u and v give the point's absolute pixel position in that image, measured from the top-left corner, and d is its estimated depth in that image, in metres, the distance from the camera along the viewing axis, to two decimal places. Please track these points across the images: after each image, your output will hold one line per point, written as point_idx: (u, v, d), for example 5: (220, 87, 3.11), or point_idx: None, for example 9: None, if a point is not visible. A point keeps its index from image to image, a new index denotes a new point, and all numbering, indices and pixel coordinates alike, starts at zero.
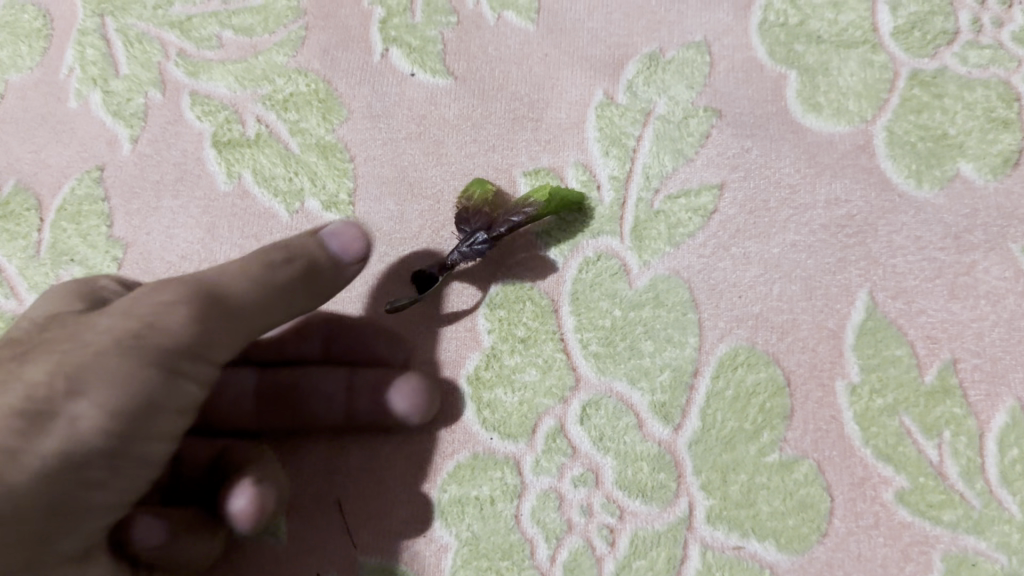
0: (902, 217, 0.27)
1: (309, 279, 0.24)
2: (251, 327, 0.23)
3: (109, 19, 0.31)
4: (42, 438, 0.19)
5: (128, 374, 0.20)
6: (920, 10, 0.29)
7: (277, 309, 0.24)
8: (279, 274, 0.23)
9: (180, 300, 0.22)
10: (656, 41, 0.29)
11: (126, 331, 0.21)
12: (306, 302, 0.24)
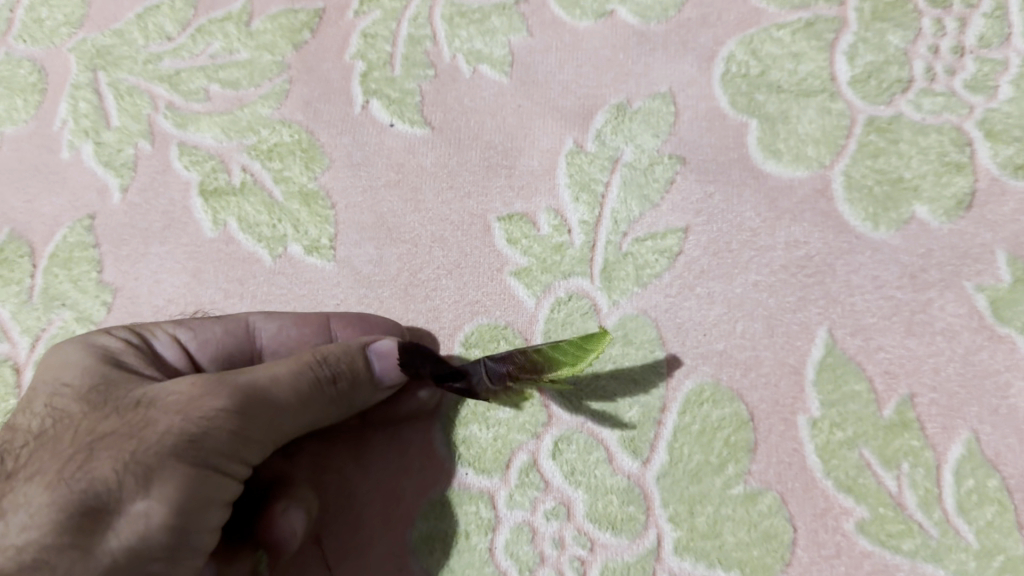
0: (859, 257, 0.29)
1: (347, 395, 0.26)
2: (289, 429, 0.26)
3: (101, 74, 0.32)
4: (111, 535, 0.23)
5: (184, 480, 0.24)
6: (876, 60, 0.31)
7: (314, 414, 0.26)
8: (316, 383, 0.26)
9: (225, 408, 0.24)
10: (624, 92, 0.31)
11: (178, 437, 0.24)
12: (345, 406, 0.27)
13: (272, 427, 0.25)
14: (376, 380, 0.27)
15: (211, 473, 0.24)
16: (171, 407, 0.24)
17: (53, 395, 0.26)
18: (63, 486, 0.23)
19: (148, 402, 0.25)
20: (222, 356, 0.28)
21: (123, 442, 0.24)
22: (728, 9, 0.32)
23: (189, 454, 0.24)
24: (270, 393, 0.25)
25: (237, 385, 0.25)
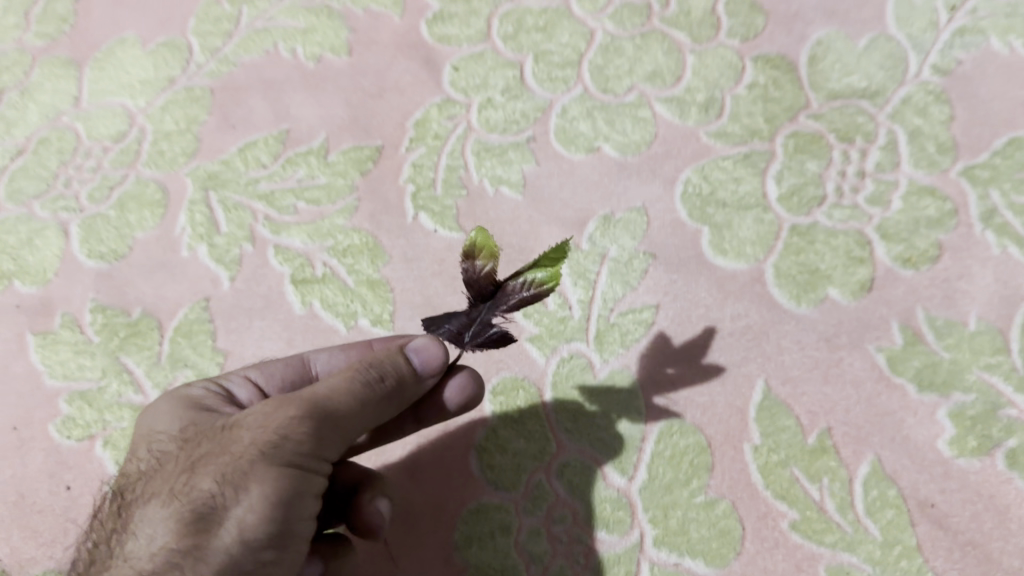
0: (786, 326, 0.39)
1: (395, 391, 0.31)
2: (354, 430, 0.30)
3: (212, 193, 0.42)
4: (218, 532, 0.27)
5: (272, 476, 0.28)
6: (798, 181, 0.41)
7: (371, 412, 0.31)
8: (370, 388, 0.31)
9: (296, 415, 0.29)
10: (609, 207, 0.41)
11: (262, 445, 0.28)
12: (396, 405, 0.32)
13: (341, 430, 0.30)
14: (419, 377, 0.32)
15: (294, 471, 0.29)
16: (253, 423, 0.29)
17: (153, 446, 0.32)
18: (175, 503, 0.28)
19: (231, 426, 0.30)
20: (288, 381, 0.35)
21: (217, 459, 0.29)
22: (686, 143, 0.42)
23: (272, 457, 0.28)
24: (331, 399, 0.30)
25: (305, 398, 0.29)
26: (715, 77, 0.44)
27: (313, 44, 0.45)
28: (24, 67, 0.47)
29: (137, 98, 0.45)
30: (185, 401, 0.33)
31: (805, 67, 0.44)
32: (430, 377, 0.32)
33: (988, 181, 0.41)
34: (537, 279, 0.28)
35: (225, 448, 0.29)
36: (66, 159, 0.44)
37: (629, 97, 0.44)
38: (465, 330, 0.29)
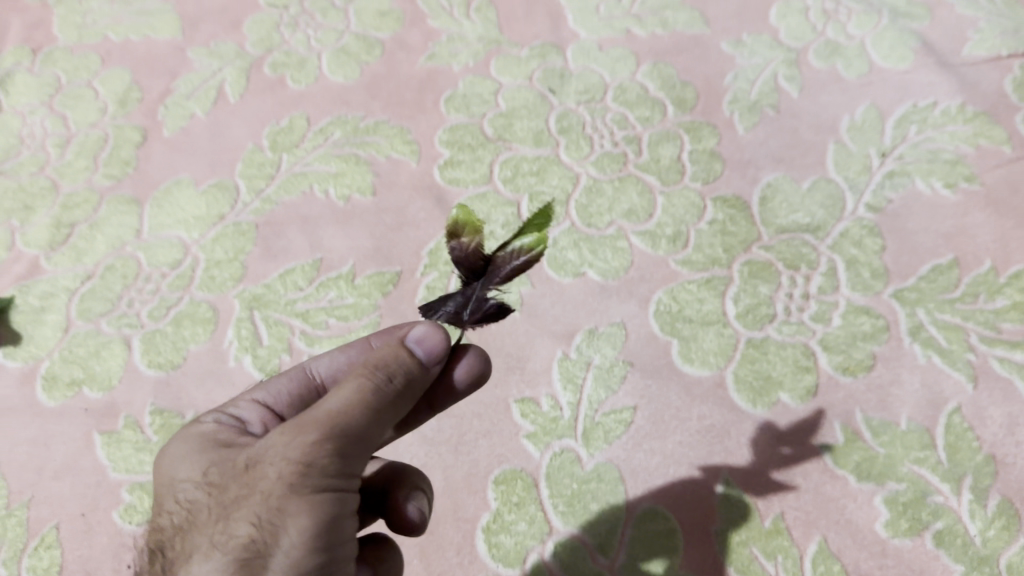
0: (744, 424, 0.47)
1: (406, 387, 0.32)
2: (377, 437, 0.31)
3: (256, 311, 0.50)
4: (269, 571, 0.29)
5: (308, 506, 0.29)
6: (751, 302, 0.50)
7: (389, 415, 0.32)
8: (383, 390, 0.31)
9: (317, 440, 0.29)
10: (593, 321, 0.51)
11: (289, 479, 0.29)
12: (410, 398, 0.33)
13: (363, 442, 0.31)
14: (426, 366, 0.33)
15: (327, 495, 0.30)
16: (275, 457, 0.30)
17: (177, 492, 0.32)
18: (217, 553, 0.29)
19: (252, 463, 0.30)
20: (295, 392, 0.38)
21: (249, 503, 0.30)
22: (657, 269, 0.52)
23: (303, 488, 0.29)
24: (347, 415, 0.30)
25: (320, 420, 0.30)
26: (681, 214, 0.54)
27: (343, 186, 0.54)
28: (92, 204, 0.55)
29: (190, 231, 0.53)
30: (199, 441, 0.34)
31: (756, 205, 0.54)
32: (436, 364, 0.33)
33: (916, 301, 0.49)
34: (527, 245, 0.32)
35: (251, 486, 0.30)
36: (130, 282, 0.51)
37: (609, 230, 0.54)
38: (464, 305, 0.32)
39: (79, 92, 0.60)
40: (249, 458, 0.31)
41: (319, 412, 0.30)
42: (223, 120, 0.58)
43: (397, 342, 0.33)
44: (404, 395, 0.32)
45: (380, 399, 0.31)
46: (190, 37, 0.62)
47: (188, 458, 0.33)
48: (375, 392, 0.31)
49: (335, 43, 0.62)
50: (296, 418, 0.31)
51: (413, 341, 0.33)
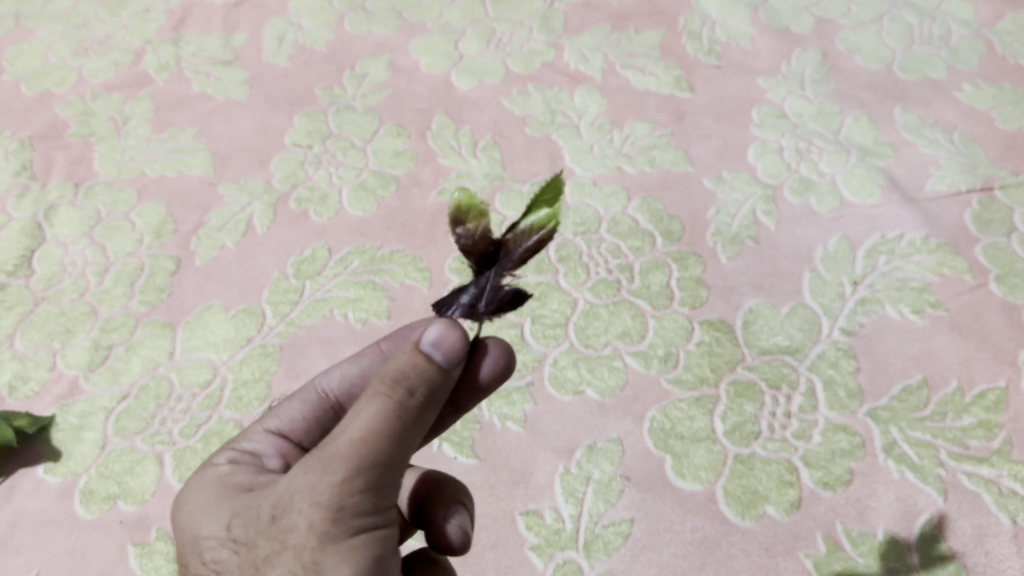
0: (734, 536, 0.50)
1: (427, 399, 0.35)
2: (405, 460, 0.35)
3: None
4: None
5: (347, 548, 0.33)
6: (738, 420, 0.55)
7: (413, 438, 0.35)
8: (401, 408, 0.34)
9: (344, 480, 0.33)
10: (591, 438, 0.55)
11: (322, 525, 0.32)
12: (431, 409, 0.36)
13: (392, 466, 0.34)
14: (444, 371, 0.36)
15: (360, 533, 0.33)
16: (306, 503, 0.33)
17: (212, 553, 0.36)
18: None
19: (281, 517, 0.33)
20: (311, 409, 0.44)
21: (285, 556, 0.33)
22: (650, 388, 0.57)
23: (336, 529, 0.32)
24: (371, 444, 0.33)
25: (342, 452, 0.33)
26: (671, 337, 0.59)
27: (361, 310, 0.59)
28: (129, 327, 0.60)
29: (220, 352, 0.58)
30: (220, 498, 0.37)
31: (740, 328, 0.59)
32: (453, 368, 0.37)
33: (889, 419, 0.54)
34: (538, 226, 0.39)
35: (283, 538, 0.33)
36: (163, 400, 0.56)
37: (605, 350, 0.58)
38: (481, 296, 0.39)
39: (117, 223, 0.66)
40: (276, 509, 0.34)
41: (343, 450, 0.33)
42: (252, 250, 0.63)
43: (414, 354, 0.36)
44: (426, 410, 0.35)
45: (405, 418, 0.34)
46: (221, 173, 0.69)
47: (216, 518, 0.37)
48: (400, 411, 0.34)
49: (355, 180, 0.68)
50: (321, 457, 0.34)
51: (429, 347, 0.36)
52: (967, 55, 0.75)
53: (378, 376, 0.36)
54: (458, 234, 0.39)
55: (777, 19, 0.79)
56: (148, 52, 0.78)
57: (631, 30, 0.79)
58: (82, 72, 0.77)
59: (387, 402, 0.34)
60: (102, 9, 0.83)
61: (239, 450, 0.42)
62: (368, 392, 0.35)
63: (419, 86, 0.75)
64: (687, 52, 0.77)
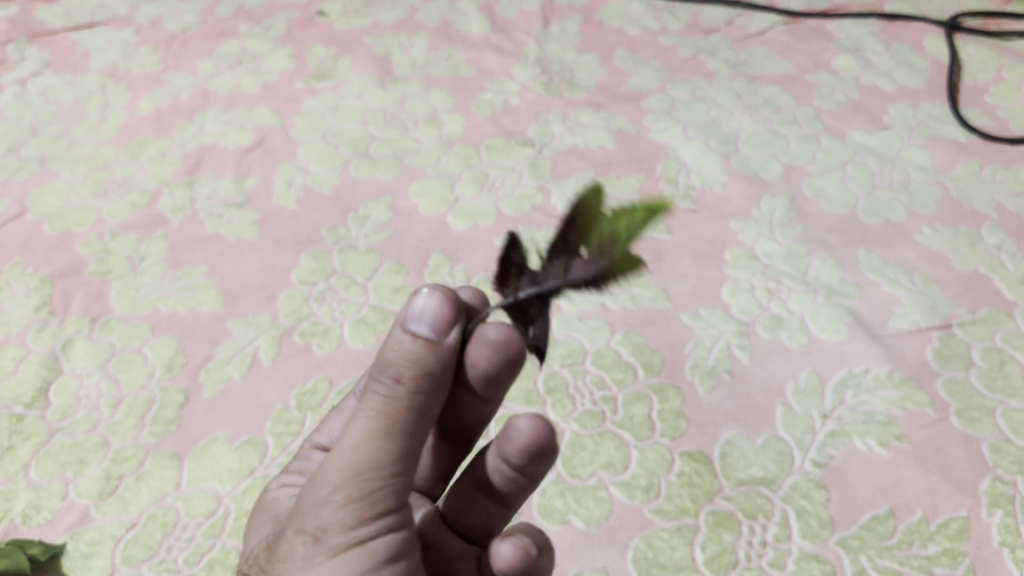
0: None
1: (414, 380, 0.40)
2: (402, 452, 0.40)
3: None
4: None
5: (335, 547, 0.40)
6: (717, 549, 0.58)
7: (405, 430, 0.40)
8: (387, 407, 0.40)
9: (332, 489, 0.40)
10: (578, 567, 0.58)
11: (313, 530, 0.40)
12: (429, 389, 0.40)
13: (385, 462, 0.40)
14: (433, 341, 0.40)
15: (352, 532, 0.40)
16: (307, 510, 0.41)
17: (255, 558, 0.46)
18: None
19: (293, 523, 0.42)
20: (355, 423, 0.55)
21: (289, 557, 0.41)
22: (633, 517, 0.60)
23: (324, 532, 0.40)
24: (357, 448, 0.40)
25: (337, 461, 0.40)
26: (653, 467, 0.62)
27: None
28: (139, 458, 0.63)
29: (224, 482, 0.61)
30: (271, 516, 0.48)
31: (718, 459, 0.63)
32: (447, 334, 0.41)
33: (857, 548, 0.58)
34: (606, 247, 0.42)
35: (291, 539, 0.41)
36: (170, 529, 0.59)
37: (590, 480, 0.62)
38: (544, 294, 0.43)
39: (130, 357, 0.70)
40: (292, 515, 0.42)
41: (334, 460, 0.40)
42: (257, 381, 0.67)
43: (402, 334, 0.40)
44: (422, 393, 0.40)
45: (394, 409, 0.40)
46: (230, 309, 0.73)
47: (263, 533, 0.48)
48: (389, 404, 0.40)
49: (356, 315, 0.72)
50: (325, 464, 0.41)
51: (417, 325, 0.40)
52: (926, 200, 0.81)
53: (379, 362, 0.41)
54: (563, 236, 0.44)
55: (748, 166, 0.86)
56: (164, 193, 0.84)
57: (614, 176, 0.85)
58: (102, 212, 0.82)
59: (379, 399, 0.40)
60: (121, 152, 0.89)
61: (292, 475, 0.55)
62: (370, 387, 0.41)
63: (417, 226, 0.81)
64: (665, 197, 0.83)
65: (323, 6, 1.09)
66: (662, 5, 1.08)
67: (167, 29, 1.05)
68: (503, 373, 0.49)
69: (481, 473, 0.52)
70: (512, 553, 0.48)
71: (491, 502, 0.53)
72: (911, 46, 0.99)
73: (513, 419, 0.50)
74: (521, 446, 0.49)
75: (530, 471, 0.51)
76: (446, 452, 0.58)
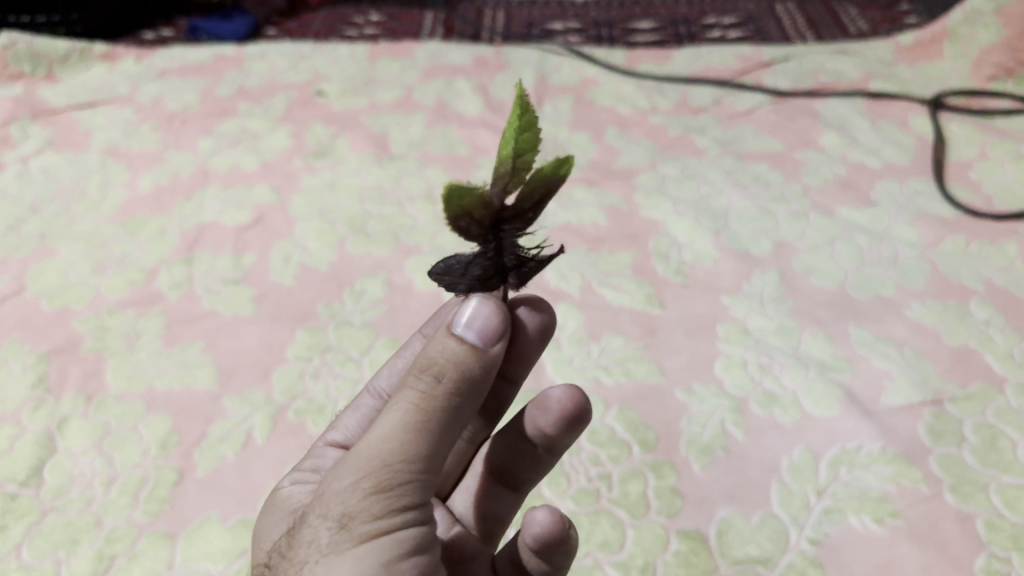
0: None
1: (454, 383, 0.43)
2: (430, 450, 0.43)
3: None
4: None
5: (359, 537, 0.42)
6: None
7: (437, 430, 0.43)
8: (424, 404, 0.43)
9: (360, 480, 0.42)
10: None
11: (337, 519, 0.42)
12: (464, 394, 0.44)
13: (415, 458, 0.43)
14: (478, 348, 0.44)
15: (376, 523, 0.42)
16: (332, 500, 0.43)
17: (269, 550, 0.48)
18: None
19: (314, 514, 0.44)
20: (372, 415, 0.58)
21: (309, 546, 0.43)
22: None
23: (350, 521, 0.42)
24: (390, 443, 0.42)
25: (368, 452, 0.43)
26: (648, 546, 0.62)
27: None
28: (131, 537, 0.63)
29: (217, 562, 0.61)
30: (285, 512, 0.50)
31: (714, 538, 0.63)
32: (491, 344, 0.44)
33: None
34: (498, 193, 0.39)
35: (312, 527, 0.44)
36: None
37: (586, 559, 0.62)
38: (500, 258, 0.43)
39: (125, 435, 0.70)
40: (312, 506, 0.45)
41: (364, 454, 0.43)
42: (252, 460, 0.67)
43: (449, 338, 0.44)
44: (458, 396, 0.44)
45: (430, 408, 0.43)
46: (226, 386, 0.74)
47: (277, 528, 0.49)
48: (425, 403, 0.43)
49: (351, 391, 0.73)
50: (353, 456, 0.44)
51: (463, 333, 0.44)
52: (915, 276, 0.83)
53: (420, 362, 0.44)
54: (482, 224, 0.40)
55: (738, 243, 0.87)
56: (162, 270, 0.85)
57: (607, 251, 0.87)
58: (100, 289, 0.83)
59: (415, 396, 0.43)
60: (120, 229, 0.90)
61: (303, 468, 0.55)
62: (408, 384, 0.44)
63: (413, 301, 0.82)
64: (657, 272, 0.85)
65: (322, 86, 1.12)
66: (652, 84, 1.11)
67: (168, 108, 1.07)
68: (534, 346, 0.56)
69: (509, 453, 0.60)
70: (548, 518, 0.55)
71: (511, 486, 0.62)
72: (896, 123, 1.02)
73: (547, 392, 0.58)
74: (556, 414, 0.57)
75: (558, 441, 0.59)
76: (464, 451, 0.64)
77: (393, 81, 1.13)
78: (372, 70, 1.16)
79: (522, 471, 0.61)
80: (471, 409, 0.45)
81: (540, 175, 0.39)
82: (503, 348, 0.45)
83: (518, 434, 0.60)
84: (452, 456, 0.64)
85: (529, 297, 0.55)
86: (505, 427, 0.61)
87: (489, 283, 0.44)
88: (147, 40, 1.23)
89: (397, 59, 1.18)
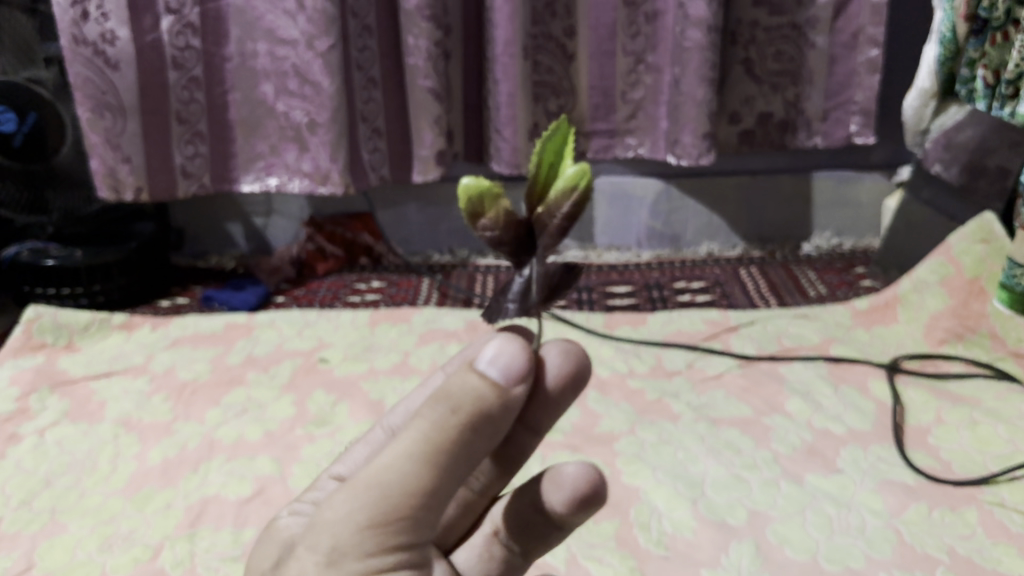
0: None
1: (468, 425, 0.42)
2: (435, 490, 0.43)
3: None
4: None
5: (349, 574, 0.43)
6: None
7: (443, 473, 0.43)
8: (434, 437, 0.42)
9: (357, 514, 0.43)
10: None
11: (331, 553, 0.43)
12: (479, 433, 0.43)
13: (418, 495, 0.43)
14: (500, 386, 0.43)
15: (366, 560, 0.43)
16: (328, 526, 0.43)
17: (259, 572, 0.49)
18: None
19: (310, 539, 0.44)
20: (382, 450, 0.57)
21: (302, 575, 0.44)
22: None
23: (341, 555, 0.43)
24: (394, 480, 0.42)
25: (372, 483, 0.43)
26: None
27: None
28: None
29: None
30: (280, 537, 0.50)
31: None
32: (515, 386, 0.43)
33: None
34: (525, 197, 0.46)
35: (305, 552, 0.44)
36: None
37: None
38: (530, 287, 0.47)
39: None
40: (309, 529, 0.45)
41: (366, 485, 0.43)
42: None
43: (472, 374, 0.43)
44: (471, 437, 0.43)
45: (440, 449, 0.42)
46: None
47: (271, 547, 0.50)
48: (434, 441, 0.42)
49: None
50: (355, 484, 0.43)
51: (489, 370, 0.43)
52: (882, 545, 0.86)
53: (437, 393, 0.43)
54: (507, 232, 0.46)
55: (714, 512, 0.91)
56: (166, 547, 0.88)
57: (590, 519, 0.91)
58: (106, 567, 0.86)
59: (429, 425, 0.43)
60: (128, 504, 0.95)
61: (301, 503, 0.54)
62: (422, 412, 0.43)
63: None
64: (639, 543, 0.88)
65: (324, 353, 1.21)
66: (630, 347, 1.21)
67: (179, 377, 1.15)
68: (566, 395, 0.50)
69: (521, 516, 0.58)
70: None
71: (521, 550, 0.59)
72: (857, 387, 1.10)
73: (566, 466, 0.55)
74: (570, 491, 0.54)
75: (570, 519, 0.55)
76: (471, 503, 0.60)
77: (391, 347, 1.22)
78: (372, 336, 1.25)
79: (531, 536, 0.58)
80: (487, 448, 0.44)
81: (566, 187, 0.44)
82: (525, 392, 0.44)
83: (531, 501, 0.56)
84: (456, 506, 0.60)
85: (562, 342, 0.50)
86: (521, 485, 0.58)
87: (523, 309, 0.47)
88: (163, 309, 1.34)
89: (396, 325, 1.28)
